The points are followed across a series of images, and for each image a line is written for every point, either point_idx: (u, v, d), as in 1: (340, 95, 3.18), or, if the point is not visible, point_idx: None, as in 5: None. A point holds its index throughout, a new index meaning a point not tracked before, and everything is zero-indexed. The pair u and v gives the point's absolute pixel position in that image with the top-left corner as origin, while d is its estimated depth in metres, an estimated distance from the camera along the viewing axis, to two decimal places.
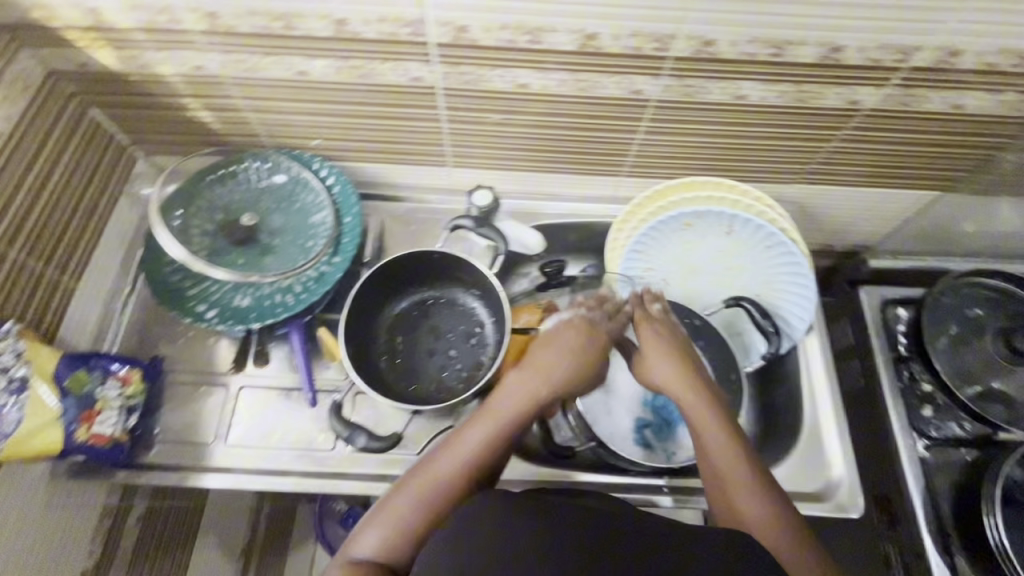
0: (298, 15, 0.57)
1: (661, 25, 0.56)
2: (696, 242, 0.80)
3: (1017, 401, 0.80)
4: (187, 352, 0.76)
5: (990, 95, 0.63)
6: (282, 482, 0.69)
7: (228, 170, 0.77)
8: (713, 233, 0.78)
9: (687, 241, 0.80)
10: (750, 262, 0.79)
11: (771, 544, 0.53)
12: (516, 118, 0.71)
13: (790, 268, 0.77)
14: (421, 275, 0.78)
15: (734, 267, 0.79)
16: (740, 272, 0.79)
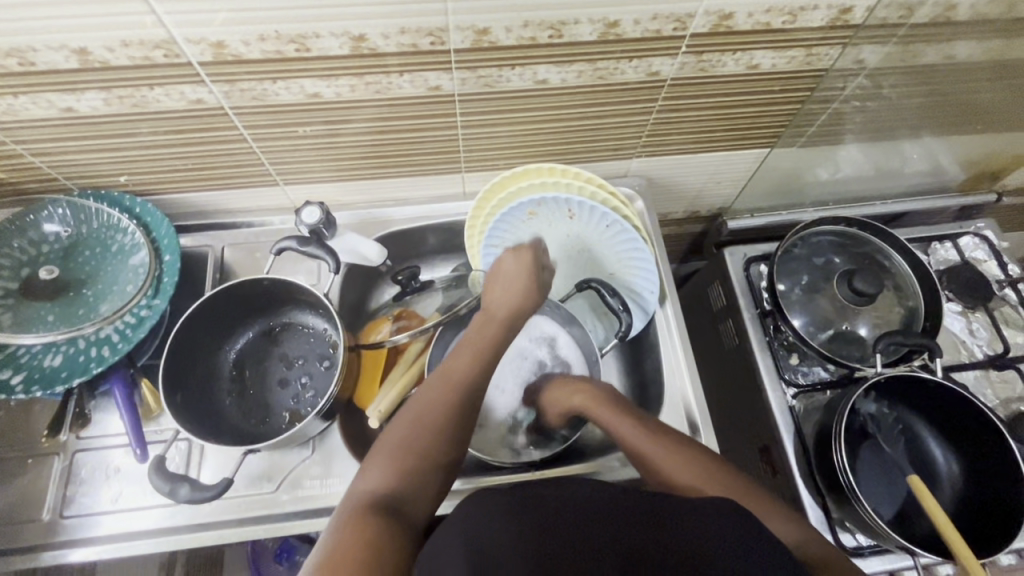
0: (30, 50, 0.52)
1: (428, 20, 0.54)
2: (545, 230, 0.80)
3: (867, 338, 0.83)
4: (10, 423, 0.70)
5: (775, 52, 0.65)
6: (127, 546, 0.65)
7: (23, 220, 0.69)
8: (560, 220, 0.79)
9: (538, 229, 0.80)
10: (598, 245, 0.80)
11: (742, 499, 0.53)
12: (327, 129, 0.68)
13: (632, 248, 0.78)
14: (260, 303, 0.74)
15: (586, 251, 0.81)
16: (593, 254, 0.81)
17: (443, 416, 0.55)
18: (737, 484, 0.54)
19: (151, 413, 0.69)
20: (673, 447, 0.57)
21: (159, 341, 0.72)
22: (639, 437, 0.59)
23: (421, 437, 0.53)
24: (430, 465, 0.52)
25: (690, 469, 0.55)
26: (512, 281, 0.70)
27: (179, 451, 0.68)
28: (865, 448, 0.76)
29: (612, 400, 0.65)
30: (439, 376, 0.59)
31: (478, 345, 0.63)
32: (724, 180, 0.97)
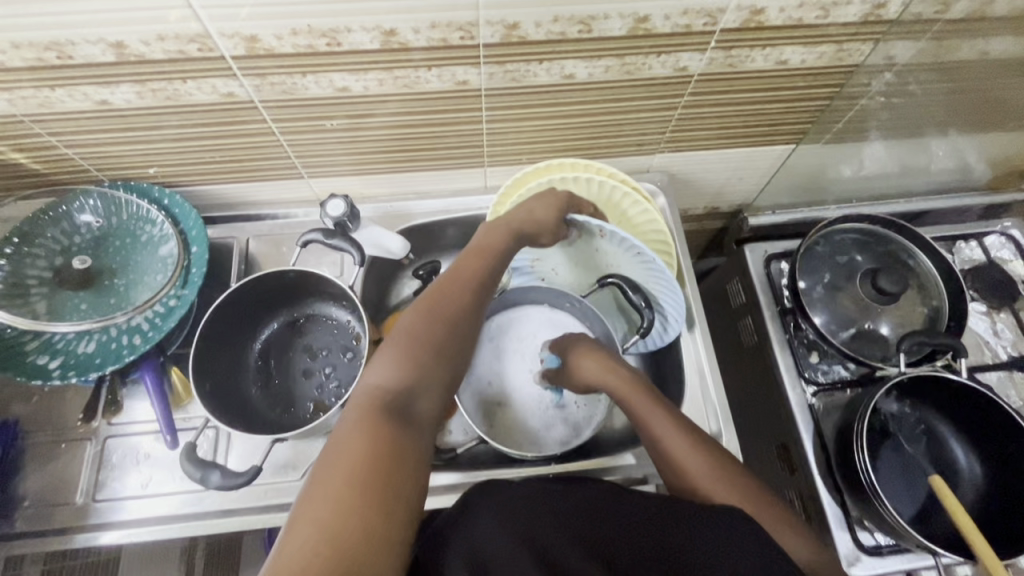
0: (68, 43, 0.53)
1: (459, 14, 0.54)
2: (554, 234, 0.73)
3: (890, 338, 0.83)
4: (45, 408, 0.72)
5: (805, 47, 0.65)
6: (159, 531, 0.66)
7: (57, 211, 0.71)
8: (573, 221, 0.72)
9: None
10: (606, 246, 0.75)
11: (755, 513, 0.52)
12: (353, 123, 0.69)
13: (641, 258, 0.74)
14: (286, 294, 0.75)
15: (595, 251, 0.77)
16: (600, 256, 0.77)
17: (457, 324, 0.53)
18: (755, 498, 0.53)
19: (180, 400, 0.71)
20: (700, 450, 0.56)
21: (187, 331, 0.73)
22: (669, 434, 0.57)
23: (437, 340, 0.52)
24: (442, 369, 0.51)
25: (710, 474, 0.54)
26: (536, 206, 0.67)
27: (208, 437, 0.69)
28: (886, 447, 0.76)
29: (642, 390, 0.62)
30: (460, 283, 0.56)
31: (491, 258, 0.60)
32: (746, 176, 0.96)
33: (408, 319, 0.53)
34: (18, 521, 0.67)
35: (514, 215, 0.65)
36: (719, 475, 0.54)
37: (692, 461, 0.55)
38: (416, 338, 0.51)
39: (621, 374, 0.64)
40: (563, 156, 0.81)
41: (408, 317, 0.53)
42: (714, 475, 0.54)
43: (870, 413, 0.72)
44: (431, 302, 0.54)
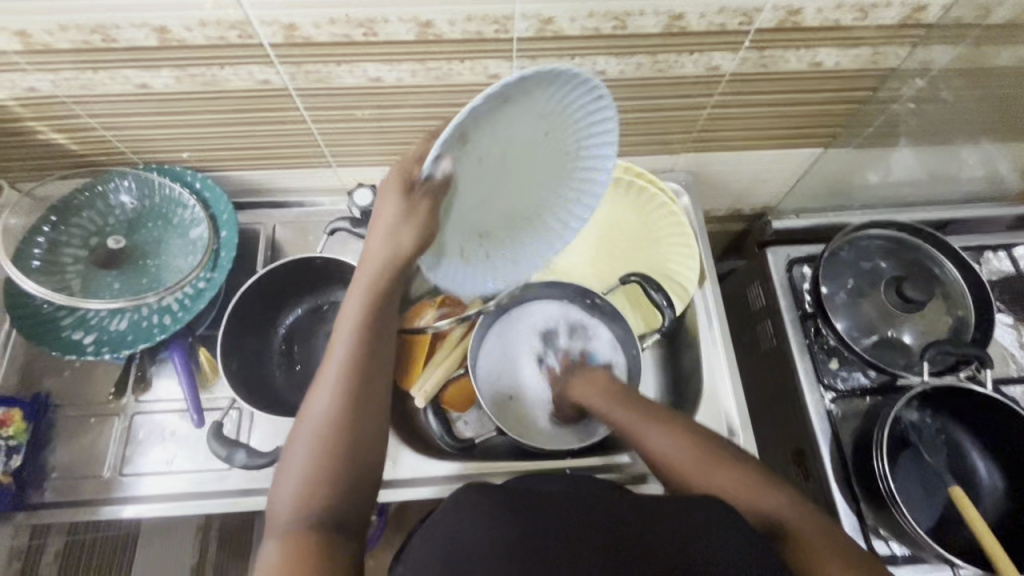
0: (113, 26, 0.54)
1: (495, 7, 0.55)
2: (477, 188, 0.53)
3: (912, 347, 0.82)
4: (76, 383, 0.74)
5: (840, 49, 0.64)
6: (182, 506, 0.68)
7: (93, 190, 0.73)
8: (494, 156, 0.51)
9: (467, 200, 0.54)
10: (560, 147, 0.56)
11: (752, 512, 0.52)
12: (383, 114, 0.70)
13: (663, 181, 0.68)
14: (312, 280, 0.76)
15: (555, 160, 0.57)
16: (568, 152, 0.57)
17: (351, 402, 0.49)
18: (724, 466, 0.55)
19: (207, 381, 0.72)
20: (669, 432, 0.59)
21: (215, 312, 0.74)
22: (641, 425, 0.61)
23: (336, 430, 0.48)
24: (356, 452, 0.48)
25: (677, 453, 0.57)
26: (408, 225, 0.51)
27: (232, 418, 0.71)
28: (904, 457, 0.75)
29: (612, 388, 0.67)
30: (341, 350, 0.51)
31: (371, 314, 0.52)
32: (772, 179, 0.95)
33: (298, 431, 0.50)
34: (47, 491, 0.69)
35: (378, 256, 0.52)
36: (688, 451, 0.57)
37: (659, 445, 0.58)
38: (315, 441, 0.48)
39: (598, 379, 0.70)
40: None
41: (297, 428, 0.50)
42: (680, 453, 0.57)
43: (891, 422, 0.72)
44: (318, 393, 0.50)
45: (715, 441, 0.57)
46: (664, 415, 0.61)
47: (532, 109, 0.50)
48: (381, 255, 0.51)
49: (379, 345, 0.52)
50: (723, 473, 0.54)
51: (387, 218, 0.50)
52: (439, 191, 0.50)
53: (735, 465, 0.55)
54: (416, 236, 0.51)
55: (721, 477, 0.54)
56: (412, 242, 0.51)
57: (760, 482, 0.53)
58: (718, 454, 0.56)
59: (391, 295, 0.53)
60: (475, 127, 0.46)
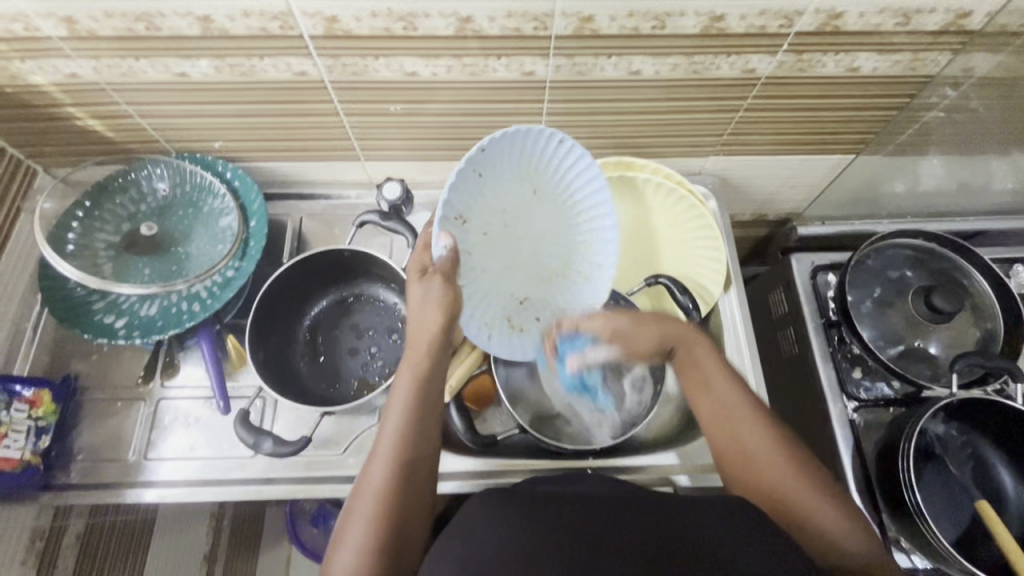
0: (158, 15, 0.55)
1: (535, 4, 0.55)
2: (490, 254, 0.65)
3: (939, 358, 0.80)
4: (103, 366, 0.75)
5: (879, 55, 0.64)
6: (204, 492, 0.68)
7: (127, 177, 0.74)
8: (491, 222, 0.65)
9: (487, 266, 0.65)
10: (548, 197, 0.68)
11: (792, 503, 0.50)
12: (416, 109, 0.70)
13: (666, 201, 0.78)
14: (339, 272, 0.76)
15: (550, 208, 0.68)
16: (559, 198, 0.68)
17: (403, 472, 0.50)
18: (803, 485, 0.50)
19: (234, 369, 0.73)
20: (764, 430, 0.52)
21: (242, 302, 0.75)
22: (730, 414, 0.53)
23: (391, 503, 0.49)
24: (414, 500, 0.51)
25: (766, 459, 0.51)
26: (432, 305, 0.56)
27: (256, 407, 0.71)
28: (929, 469, 0.74)
29: (699, 356, 0.56)
30: (399, 400, 0.53)
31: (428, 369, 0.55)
32: (799, 185, 0.94)
33: (353, 504, 0.50)
34: (73, 472, 0.70)
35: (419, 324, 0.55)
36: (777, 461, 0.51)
37: (746, 444, 0.52)
38: (379, 493, 0.49)
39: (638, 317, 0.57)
40: (616, 153, 0.81)
41: (352, 501, 0.50)
42: (770, 461, 0.51)
43: (918, 434, 0.71)
44: (372, 465, 0.51)
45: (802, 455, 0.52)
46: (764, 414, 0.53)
47: (503, 175, 0.64)
48: (424, 330, 0.55)
49: (428, 414, 0.53)
50: (802, 492, 0.50)
51: (419, 299, 0.56)
52: (453, 268, 0.58)
53: (813, 484, 0.50)
54: (445, 306, 0.55)
55: (797, 496, 0.50)
56: (447, 311, 0.55)
57: (830, 503, 0.49)
58: (804, 473, 0.50)
59: (437, 370, 0.55)
60: (459, 204, 0.61)
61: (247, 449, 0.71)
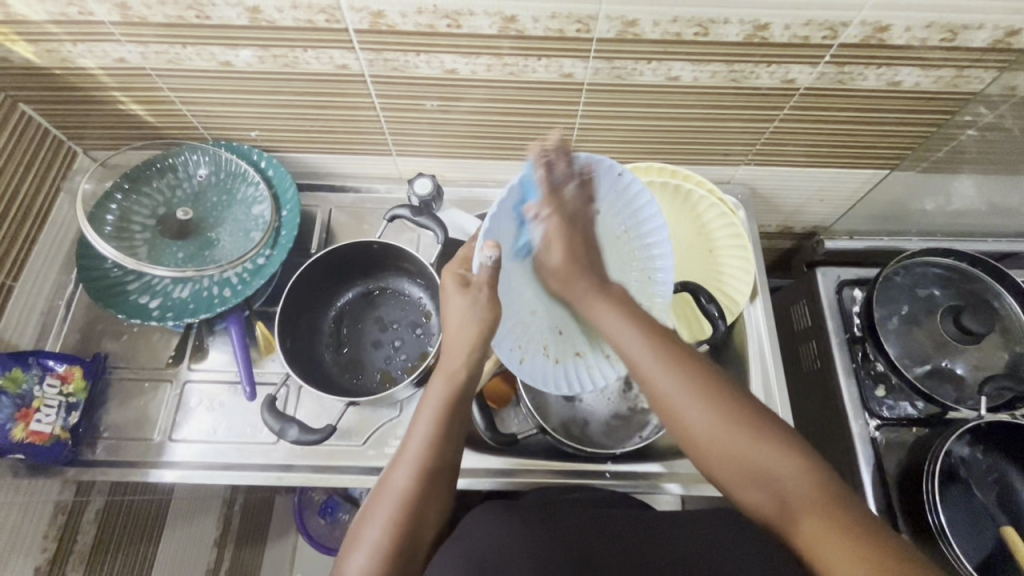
0: (209, 4, 0.56)
1: (581, 6, 0.55)
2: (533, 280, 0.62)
3: (967, 380, 0.78)
4: (132, 346, 0.76)
5: (922, 70, 0.63)
6: (225, 475, 0.69)
7: (164, 162, 0.75)
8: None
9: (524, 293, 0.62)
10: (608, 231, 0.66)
11: (766, 473, 0.45)
12: (451, 106, 0.70)
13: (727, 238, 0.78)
14: (367, 265, 0.77)
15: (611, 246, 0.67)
16: (616, 232, 0.67)
17: (428, 481, 0.49)
18: (743, 432, 0.46)
19: (261, 355, 0.74)
20: (676, 372, 0.49)
21: (272, 289, 0.76)
22: (631, 348, 0.51)
23: (411, 510, 0.48)
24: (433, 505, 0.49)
25: (689, 411, 0.48)
26: (470, 324, 0.52)
27: (280, 395, 0.72)
28: (953, 492, 0.72)
29: (604, 280, 0.56)
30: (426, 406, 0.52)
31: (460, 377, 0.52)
32: (828, 198, 0.93)
33: (372, 508, 0.48)
34: (99, 449, 0.71)
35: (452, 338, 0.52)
36: (700, 409, 0.47)
37: (665, 391, 0.49)
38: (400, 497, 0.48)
39: (579, 207, 0.58)
40: (647, 158, 0.81)
41: (373, 502, 0.49)
42: (692, 409, 0.47)
43: (943, 457, 0.70)
44: (396, 470, 0.49)
45: (738, 395, 0.48)
46: (679, 351, 0.50)
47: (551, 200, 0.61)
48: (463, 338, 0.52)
49: (456, 421, 0.51)
50: (743, 442, 0.46)
51: (459, 315, 0.53)
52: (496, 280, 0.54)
53: (761, 429, 0.47)
54: (487, 322, 0.53)
55: (742, 447, 0.46)
56: (487, 323, 0.53)
57: (778, 448, 0.46)
58: (743, 417, 0.47)
59: (472, 380, 0.53)
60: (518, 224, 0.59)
61: (269, 435, 0.71)
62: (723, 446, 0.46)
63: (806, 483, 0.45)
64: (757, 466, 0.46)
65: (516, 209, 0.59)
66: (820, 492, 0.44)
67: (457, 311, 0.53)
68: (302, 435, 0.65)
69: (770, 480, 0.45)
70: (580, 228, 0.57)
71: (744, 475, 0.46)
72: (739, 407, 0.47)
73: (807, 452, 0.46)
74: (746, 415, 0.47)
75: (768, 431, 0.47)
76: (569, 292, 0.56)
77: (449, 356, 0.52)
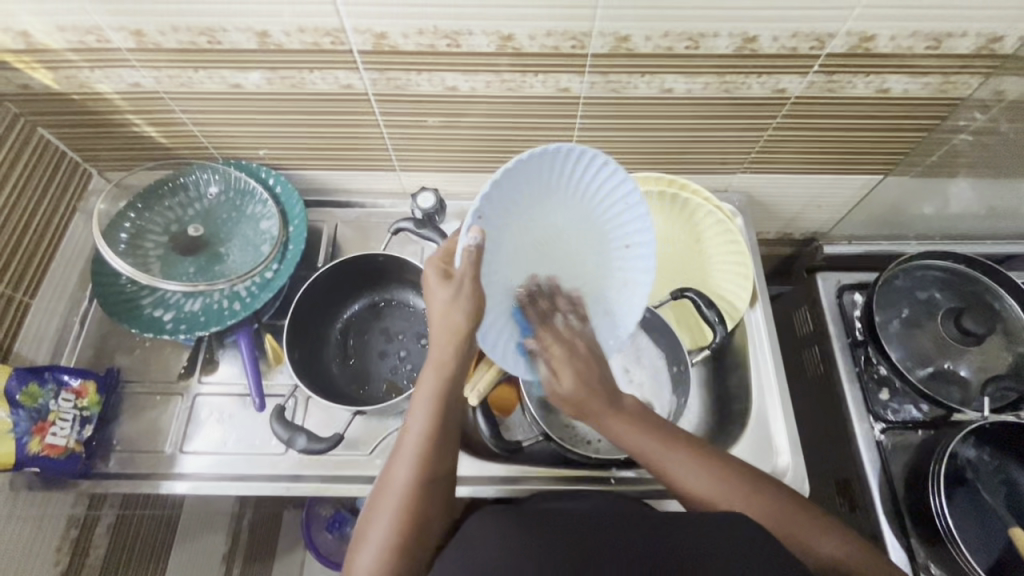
0: (221, 30, 0.59)
1: (575, 24, 0.57)
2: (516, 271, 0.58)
3: (971, 382, 0.78)
4: (144, 360, 0.78)
5: (910, 77, 0.65)
6: (235, 486, 0.70)
7: (176, 182, 0.78)
8: (525, 233, 0.58)
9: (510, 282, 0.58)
10: (579, 223, 0.61)
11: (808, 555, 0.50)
12: (451, 122, 0.72)
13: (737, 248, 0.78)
14: (372, 277, 0.79)
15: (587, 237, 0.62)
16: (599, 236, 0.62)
17: (427, 473, 0.51)
18: (774, 513, 0.51)
19: (271, 366, 0.76)
20: (697, 467, 0.54)
21: (280, 302, 0.78)
22: (657, 452, 0.55)
23: (414, 502, 0.50)
24: (434, 494, 0.52)
25: (716, 501, 0.53)
26: (452, 312, 0.52)
27: (287, 406, 0.73)
28: (959, 494, 0.71)
29: (619, 398, 0.57)
30: (419, 405, 0.53)
31: (453, 367, 0.53)
32: (826, 204, 0.95)
33: (376, 501, 0.52)
34: (112, 462, 0.72)
35: (439, 321, 0.53)
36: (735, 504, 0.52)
37: (693, 491, 0.54)
38: (400, 491, 0.51)
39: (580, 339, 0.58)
40: (645, 168, 0.83)
41: (377, 497, 0.52)
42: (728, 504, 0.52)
43: (949, 456, 0.70)
44: (397, 466, 0.52)
45: (760, 478, 0.53)
46: (695, 445, 0.56)
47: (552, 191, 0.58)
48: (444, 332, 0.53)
49: (449, 417, 0.53)
50: (779, 520, 0.51)
51: (442, 305, 0.52)
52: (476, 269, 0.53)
53: (789, 505, 0.52)
54: (473, 307, 0.52)
55: (777, 527, 0.51)
56: (474, 319, 0.52)
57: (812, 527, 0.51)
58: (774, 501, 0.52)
59: (463, 369, 0.54)
60: (501, 205, 0.55)
61: (278, 446, 0.72)
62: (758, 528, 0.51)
63: (844, 550, 0.49)
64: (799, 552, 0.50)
65: (499, 195, 0.54)
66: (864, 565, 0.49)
67: (444, 308, 0.52)
68: (310, 445, 0.66)
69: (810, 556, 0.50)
70: (582, 349, 0.58)
71: (783, 544, 0.50)
72: (768, 496, 0.52)
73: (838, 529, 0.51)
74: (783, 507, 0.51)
75: (783, 506, 0.51)
76: (584, 413, 0.57)
77: (438, 348, 0.53)
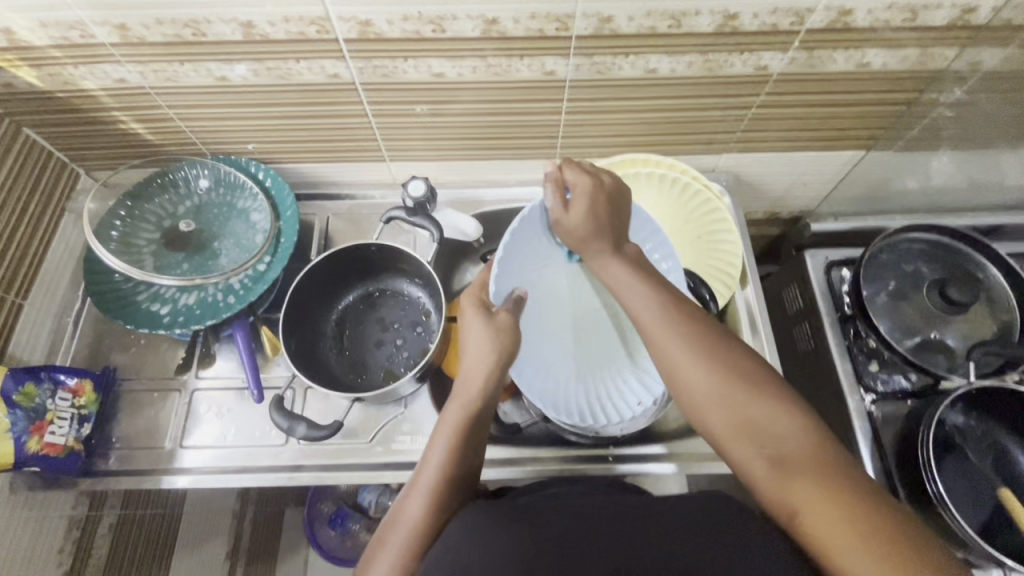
0: (205, 21, 0.59)
1: (558, 6, 0.58)
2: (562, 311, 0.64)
3: (957, 349, 0.80)
4: (141, 357, 0.78)
5: (888, 51, 0.66)
6: (236, 478, 0.71)
7: (165, 178, 0.78)
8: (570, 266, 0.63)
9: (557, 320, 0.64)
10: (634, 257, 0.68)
11: (767, 436, 0.47)
12: (439, 110, 0.73)
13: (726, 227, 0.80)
14: (366, 267, 0.79)
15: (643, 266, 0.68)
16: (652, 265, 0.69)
17: (438, 505, 0.51)
18: (744, 390, 0.48)
19: (268, 359, 0.76)
20: (679, 331, 0.51)
21: (275, 295, 0.78)
22: (640, 304, 0.53)
23: (424, 533, 0.50)
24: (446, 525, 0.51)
25: (682, 357, 0.50)
26: (493, 341, 0.56)
27: (286, 397, 0.74)
28: (948, 458, 0.73)
29: (620, 242, 0.57)
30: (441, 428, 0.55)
31: (477, 398, 0.56)
32: (811, 182, 0.96)
33: (388, 529, 0.51)
34: (112, 459, 0.72)
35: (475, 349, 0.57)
36: (704, 365, 0.49)
37: (667, 360, 0.51)
38: (414, 521, 0.50)
39: (603, 175, 0.58)
40: (633, 151, 0.83)
41: (388, 528, 0.52)
42: (691, 358, 0.50)
43: (936, 423, 0.71)
44: (410, 498, 0.52)
45: (744, 355, 0.50)
46: (679, 307, 0.53)
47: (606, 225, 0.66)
48: (476, 366, 0.56)
49: (470, 446, 0.54)
50: (741, 392, 0.48)
51: (478, 332, 0.57)
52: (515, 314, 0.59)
53: (763, 390, 0.48)
54: (505, 347, 0.57)
55: (745, 403, 0.48)
56: (505, 349, 0.57)
57: (776, 406, 0.48)
58: (747, 378, 0.49)
59: (486, 406, 0.56)
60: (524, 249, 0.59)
61: (278, 437, 0.73)
62: (724, 397, 0.48)
63: (798, 442, 0.46)
64: (757, 435, 0.47)
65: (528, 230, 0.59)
66: (827, 468, 0.45)
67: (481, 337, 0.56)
68: (311, 433, 0.67)
69: (767, 437, 0.47)
70: (601, 193, 0.56)
71: (739, 428, 0.48)
72: (739, 366, 0.49)
73: (804, 414, 0.48)
74: (755, 385, 0.48)
75: (755, 383, 0.48)
76: (585, 250, 0.57)
77: (468, 377, 0.56)
